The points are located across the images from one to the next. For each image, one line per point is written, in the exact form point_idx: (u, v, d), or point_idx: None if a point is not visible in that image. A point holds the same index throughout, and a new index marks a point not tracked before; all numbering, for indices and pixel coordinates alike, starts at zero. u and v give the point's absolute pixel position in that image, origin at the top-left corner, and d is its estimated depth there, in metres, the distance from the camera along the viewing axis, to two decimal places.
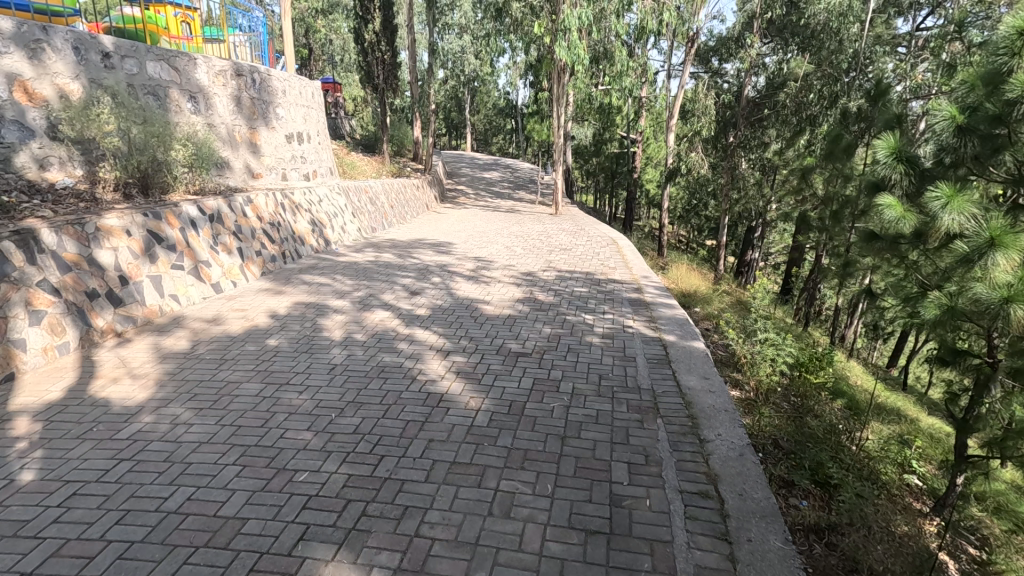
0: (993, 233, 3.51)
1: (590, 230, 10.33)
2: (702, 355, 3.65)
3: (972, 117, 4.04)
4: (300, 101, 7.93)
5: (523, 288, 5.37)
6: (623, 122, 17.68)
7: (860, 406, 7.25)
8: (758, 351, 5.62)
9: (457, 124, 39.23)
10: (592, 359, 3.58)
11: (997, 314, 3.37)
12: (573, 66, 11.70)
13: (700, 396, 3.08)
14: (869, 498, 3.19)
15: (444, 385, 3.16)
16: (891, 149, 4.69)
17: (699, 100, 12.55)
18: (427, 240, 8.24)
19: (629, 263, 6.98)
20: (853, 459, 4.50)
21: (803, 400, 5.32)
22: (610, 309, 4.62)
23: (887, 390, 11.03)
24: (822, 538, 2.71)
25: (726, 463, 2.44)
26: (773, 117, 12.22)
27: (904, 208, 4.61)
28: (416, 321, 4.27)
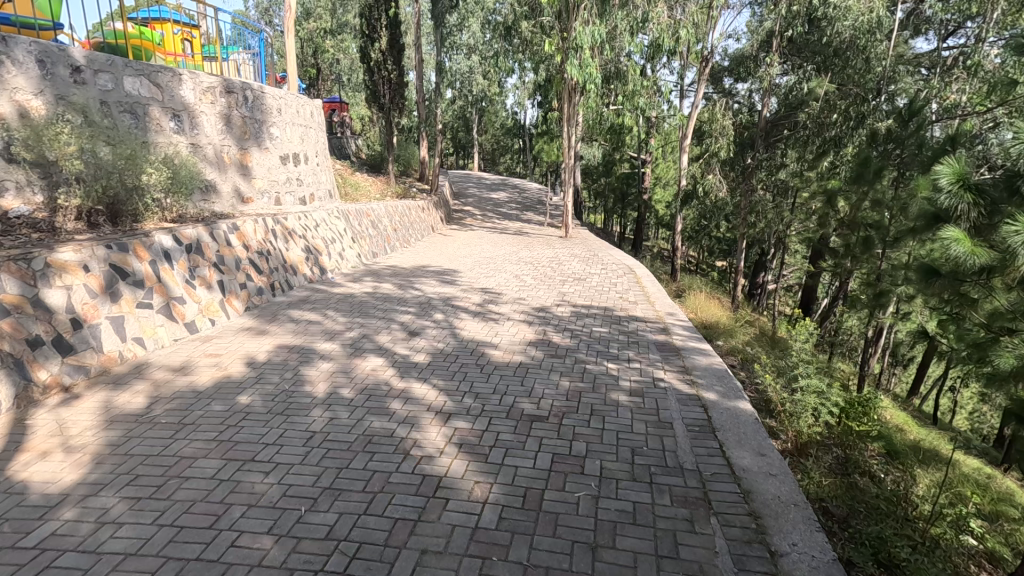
0: None
1: (603, 256, 9.83)
2: (751, 422, 3.17)
3: None
4: (297, 120, 7.51)
5: (535, 328, 4.85)
6: (634, 143, 17.25)
7: (902, 450, 6.43)
8: (798, 400, 4.87)
9: (464, 144, 39.10)
10: (621, 427, 3.06)
11: None
12: (584, 86, 11.27)
13: (758, 484, 2.54)
14: None
15: (442, 464, 2.62)
16: (955, 174, 4.05)
17: (716, 119, 11.99)
18: (431, 268, 7.75)
19: (649, 296, 6.52)
20: (924, 534, 3.74)
21: (851, 453, 4.63)
22: (636, 356, 4.26)
23: (919, 426, 10.25)
24: None
25: None
26: (791, 139, 11.69)
27: (973, 243, 3.95)
28: (413, 371, 3.73)
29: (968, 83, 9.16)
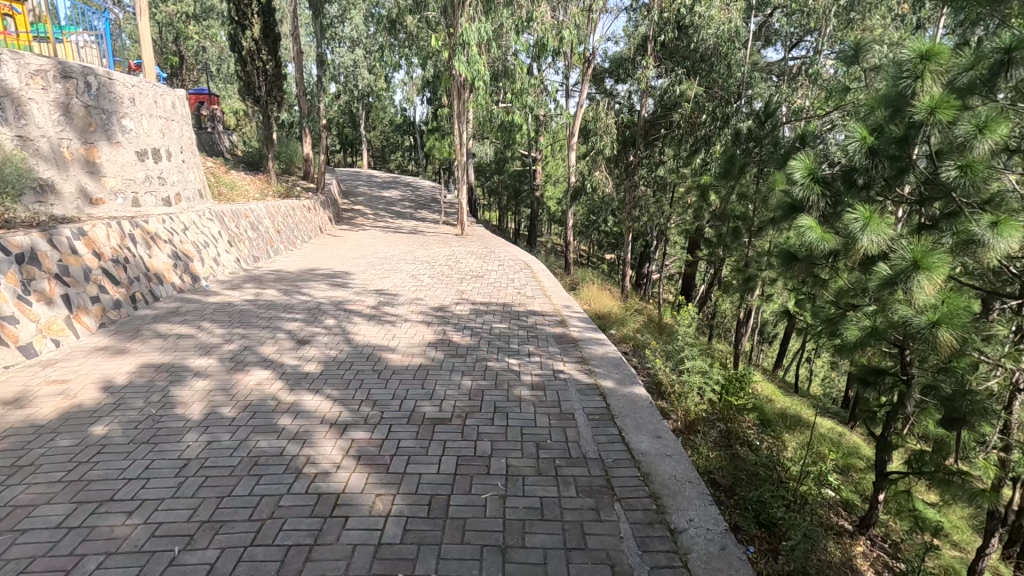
0: (918, 255, 3.47)
1: (499, 253, 9.89)
2: (646, 406, 3.35)
3: (880, 138, 3.97)
4: (156, 111, 6.71)
5: (434, 328, 4.74)
6: (524, 141, 17.56)
7: (772, 418, 7.14)
8: (684, 380, 5.24)
9: (352, 141, 37.57)
10: (525, 421, 3.07)
11: (925, 337, 3.47)
12: (473, 83, 11.22)
13: (655, 465, 2.68)
14: (813, 538, 3.23)
15: (339, 480, 2.44)
16: (807, 168, 4.42)
17: (600, 118, 12.47)
18: (321, 271, 7.32)
19: (545, 290, 6.66)
20: (796, 493, 4.15)
21: (732, 426, 5.03)
22: (536, 349, 4.32)
23: (785, 395, 11.49)
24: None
25: (710, 567, 2.00)
26: (667, 138, 12.47)
27: (823, 230, 4.30)
28: (304, 383, 3.47)
29: (810, 89, 10.31)
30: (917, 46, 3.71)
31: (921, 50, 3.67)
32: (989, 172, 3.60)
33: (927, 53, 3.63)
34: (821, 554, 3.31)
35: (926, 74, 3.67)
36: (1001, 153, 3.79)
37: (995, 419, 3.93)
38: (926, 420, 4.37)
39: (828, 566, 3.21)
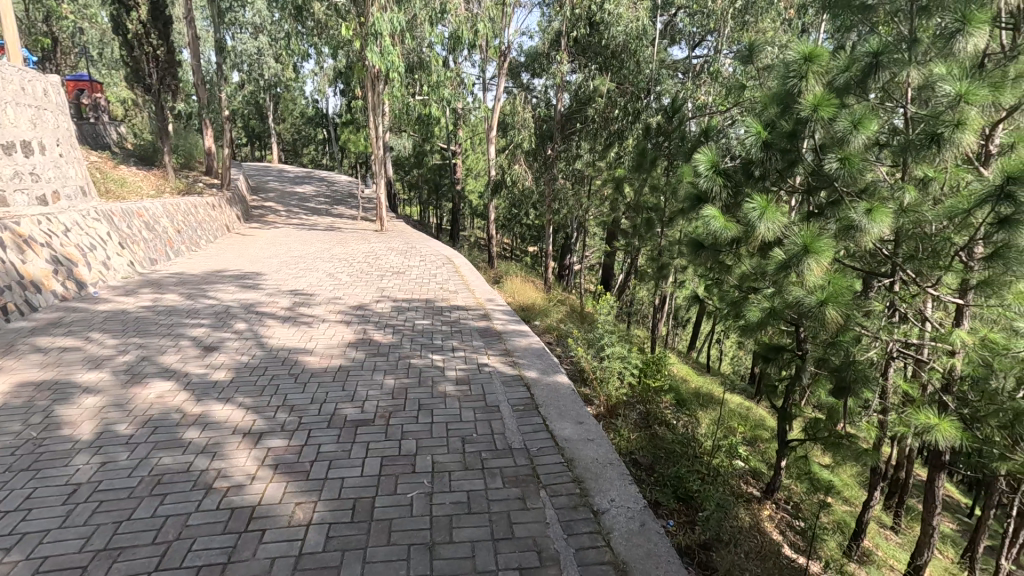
0: (806, 241, 3.78)
1: (421, 248, 9.75)
2: (569, 393, 3.45)
3: (772, 133, 4.24)
4: (24, 99, 5.98)
5: (354, 328, 4.59)
6: (442, 134, 17.35)
7: (687, 397, 7.58)
8: (605, 366, 5.43)
9: (260, 134, 35.49)
10: (450, 417, 3.07)
11: (816, 315, 3.81)
12: (387, 75, 10.91)
13: (579, 450, 2.77)
14: (725, 507, 3.50)
15: (255, 492, 2.32)
16: (709, 161, 4.65)
17: (517, 112, 12.54)
18: (228, 272, 6.88)
19: (469, 284, 6.66)
20: (709, 466, 4.43)
21: (650, 407, 5.29)
22: (460, 344, 4.31)
23: (698, 375, 12.21)
24: (695, 558, 3.08)
25: (632, 544, 2.10)
26: (583, 131, 12.63)
27: (725, 219, 4.52)
28: (212, 392, 3.25)
29: (712, 86, 10.93)
30: (801, 48, 3.95)
31: (805, 53, 3.93)
32: (863, 163, 3.98)
33: (809, 55, 3.90)
34: (733, 521, 3.57)
35: (809, 74, 3.97)
36: (872, 147, 4.20)
37: (874, 385, 4.40)
38: (819, 389, 4.82)
39: (739, 530, 3.47)
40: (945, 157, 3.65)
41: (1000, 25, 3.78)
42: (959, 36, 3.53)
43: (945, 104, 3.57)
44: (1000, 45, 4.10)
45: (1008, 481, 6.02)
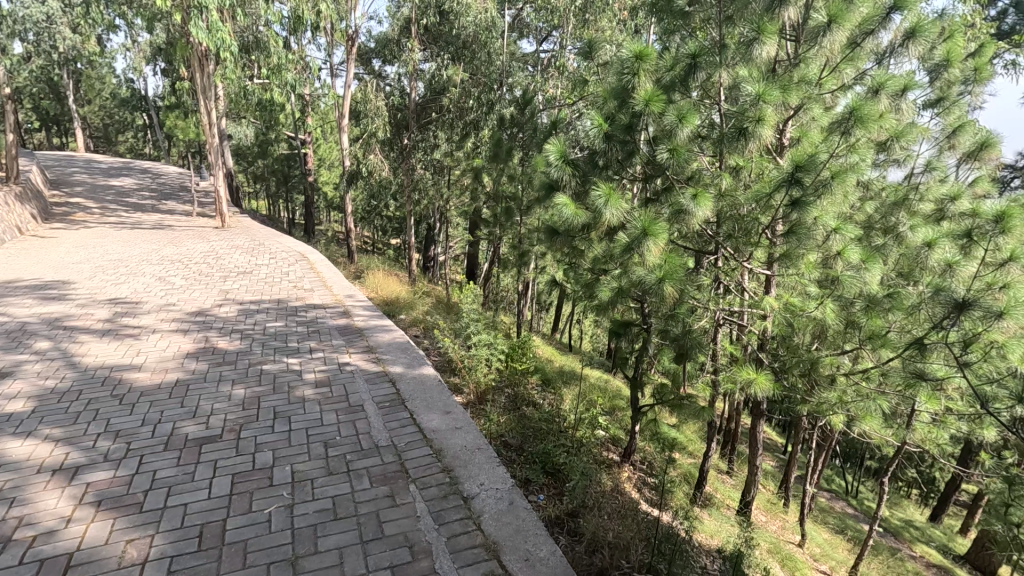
0: (645, 224, 4.14)
1: (271, 245, 9.04)
2: (435, 384, 3.48)
3: (612, 125, 4.56)
4: None
5: (193, 337, 4.12)
6: (288, 121, 16.10)
7: (552, 376, 7.97)
8: (473, 354, 5.50)
9: (58, 118, 30.05)
10: (311, 422, 2.92)
11: (655, 291, 4.22)
12: (219, 54, 9.82)
13: (447, 439, 2.82)
14: (588, 475, 3.82)
15: (72, 536, 1.99)
16: (558, 152, 4.86)
17: (369, 100, 11.99)
18: (23, 283, 5.76)
19: (326, 282, 6.34)
20: (573, 438, 4.72)
21: (517, 390, 5.50)
22: (319, 345, 4.10)
23: (562, 354, 12.91)
24: (565, 528, 3.36)
25: (502, 524, 2.19)
26: (440, 122, 12.34)
27: (575, 207, 4.73)
28: (5, 427, 2.71)
29: (559, 80, 11.43)
30: (633, 47, 4.28)
31: (636, 52, 4.26)
32: (688, 153, 4.47)
33: (640, 55, 4.24)
34: (596, 487, 3.88)
35: (640, 71, 4.32)
36: (695, 139, 4.72)
37: (707, 350, 4.99)
38: (663, 358, 5.34)
39: (601, 495, 3.78)
40: (750, 148, 4.22)
41: (785, 37, 4.45)
42: (756, 43, 4.09)
43: (748, 102, 4.12)
44: (786, 53, 4.84)
45: (809, 420, 7.24)
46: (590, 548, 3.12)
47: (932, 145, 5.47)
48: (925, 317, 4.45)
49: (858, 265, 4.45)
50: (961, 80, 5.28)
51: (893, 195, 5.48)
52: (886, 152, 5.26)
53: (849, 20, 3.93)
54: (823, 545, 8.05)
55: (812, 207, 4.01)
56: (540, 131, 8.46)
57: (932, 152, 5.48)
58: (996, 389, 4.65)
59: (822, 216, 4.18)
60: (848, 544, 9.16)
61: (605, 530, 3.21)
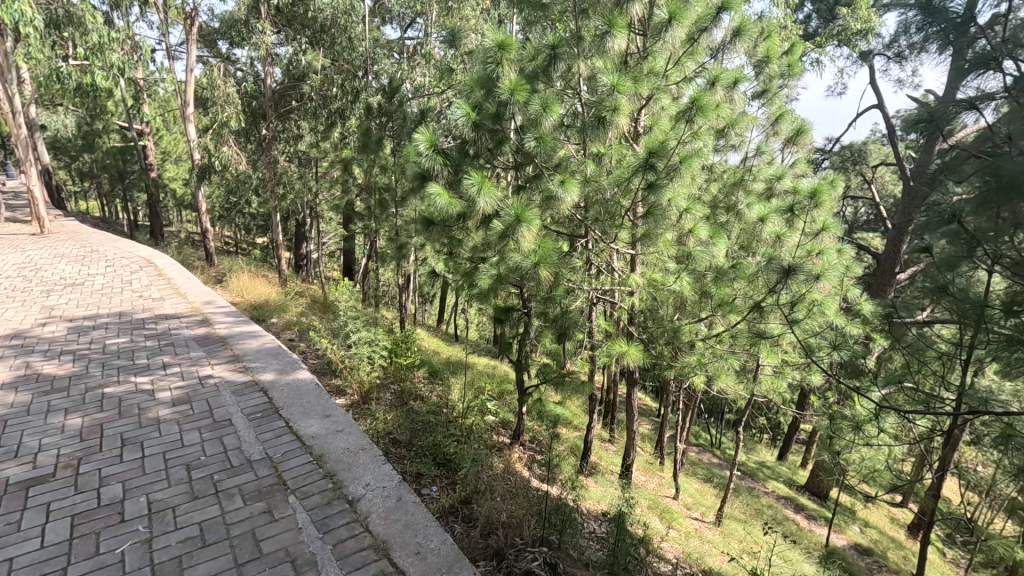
0: (518, 211, 4.24)
1: (107, 251, 7.93)
2: (313, 388, 3.48)
3: (480, 114, 4.58)
4: None
5: (9, 364, 3.51)
6: (119, 109, 14.10)
7: (439, 368, 7.93)
8: (353, 353, 5.29)
9: None
10: (170, 446, 2.75)
11: (532, 275, 4.36)
12: (18, 29, 8.31)
13: (328, 444, 2.86)
14: (479, 461, 3.91)
15: None
16: (428, 140, 4.64)
17: (216, 85, 10.72)
18: None
19: (179, 289, 5.74)
20: (461, 427, 4.75)
21: (403, 385, 5.40)
22: (175, 359, 3.79)
23: (448, 345, 12.89)
24: (458, 515, 3.41)
25: (390, 522, 2.29)
26: (301, 110, 11.33)
27: (449, 196, 4.65)
28: None
29: (426, 68, 11.20)
30: (495, 35, 4.30)
31: (497, 41, 4.30)
32: (553, 142, 4.65)
33: (501, 44, 4.29)
34: (487, 470, 3.98)
35: (503, 60, 4.37)
36: (560, 128, 4.92)
37: (583, 328, 5.27)
38: (544, 339, 5.54)
39: (493, 477, 3.89)
40: (609, 136, 4.49)
41: (633, 31, 4.78)
42: (608, 36, 4.33)
43: (604, 92, 4.36)
44: (636, 46, 5.19)
45: (676, 383, 7.98)
46: (484, 531, 3.22)
47: (761, 132, 6.22)
48: (761, 284, 5.10)
49: (707, 241, 4.95)
50: (779, 74, 6.05)
51: (732, 176, 6.16)
52: (724, 138, 5.89)
53: (686, 18, 4.31)
54: (694, 494, 8.95)
55: (665, 189, 4.38)
56: (409, 120, 8.22)
57: (761, 138, 6.23)
58: (818, 340, 5.48)
59: (674, 198, 4.60)
60: (715, 489, 10.28)
61: (497, 511, 3.31)
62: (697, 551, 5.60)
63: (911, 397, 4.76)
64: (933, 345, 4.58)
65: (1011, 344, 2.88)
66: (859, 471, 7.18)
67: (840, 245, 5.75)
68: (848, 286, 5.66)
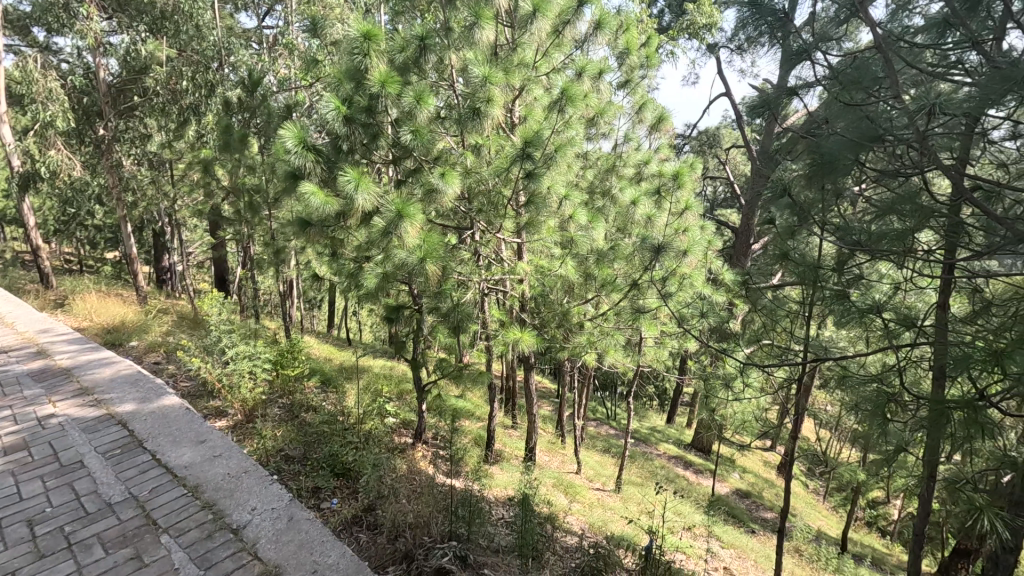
0: (399, 207, 4.13)
1: None
2: (182, 414, 3.51)
3: (350, 108, 4.38)
4: None
5: None
6: None
7: (331, 375, 7.57)
8: (232, 370, 4.87)
9: None
10: (15, 501, 2.65)
11: (419, 271, 4.27)
12: None
13: (205, 472, 2.93)
14: (382, 465, 3.79)
15: None
16: (296, 136, 4.30)
17: (34, 79, 9.19)
18: None
19: (7, 320, 5.00)
20: (359, 433, 4.57)
21: (292, 399, 5.09)
22: (8, 399, 3.58)
23: (340, 350, 12.34)
24: (363, 524, 3.29)
25: (284, 543, 2.41)
26: (147, 106, 10.16)
27: (324, 194, 4.39)
28: None
29: (290, 59, 10.44)
30: (360, 26, 4.08)
31: (364, 32, 4.08)
32: (430, 134, 4.58)
33: (368, 35, 4.08)
34: (391, 473, 3.89)
35: (371, 52, 4.15)
36: (436, 121, 4.87)
37: (476, 319, 5.29)
38: (438, 334, 5.49)
39: (397, 480, 3.81)
40: (485, 127, 4.51)
41: (501, 23, 4.83)
42: (476, 27, 4.33)
43: (477, 84, 4.38)
44: (505, 38, 5.26)
45: (570, 364, 8.30)
46: (392, 537, 3.13)
47: (627, 120, 6.62)
48: (638, 262, 5.45)
49: (586, 225, 5.18)
50: (639, 65, 6.45)
51: (605, 162, 6.49)
52: (595, 126, 6.18)
53: (549, 11, 4.43)
54: (594, 466, 9.44)
55: (543, 177, 4.52)
56: (275, 115, 7.63)
57: (628, 126, 6.62)
58: (690, 310, 5.97)
59: (553, 186, 4.75)
60: (614, 459, 10.90)
61: (404, 513, 3.24)
62: (600, 520, 5.92)
63: (770, 353, 5.38)
64: (782, 305, 5.20)
65: (838, 297, 3.34)
66: (733, 424, 7.98)
67: (703, 222, 6.29)
68: (712, 259, 6.22)
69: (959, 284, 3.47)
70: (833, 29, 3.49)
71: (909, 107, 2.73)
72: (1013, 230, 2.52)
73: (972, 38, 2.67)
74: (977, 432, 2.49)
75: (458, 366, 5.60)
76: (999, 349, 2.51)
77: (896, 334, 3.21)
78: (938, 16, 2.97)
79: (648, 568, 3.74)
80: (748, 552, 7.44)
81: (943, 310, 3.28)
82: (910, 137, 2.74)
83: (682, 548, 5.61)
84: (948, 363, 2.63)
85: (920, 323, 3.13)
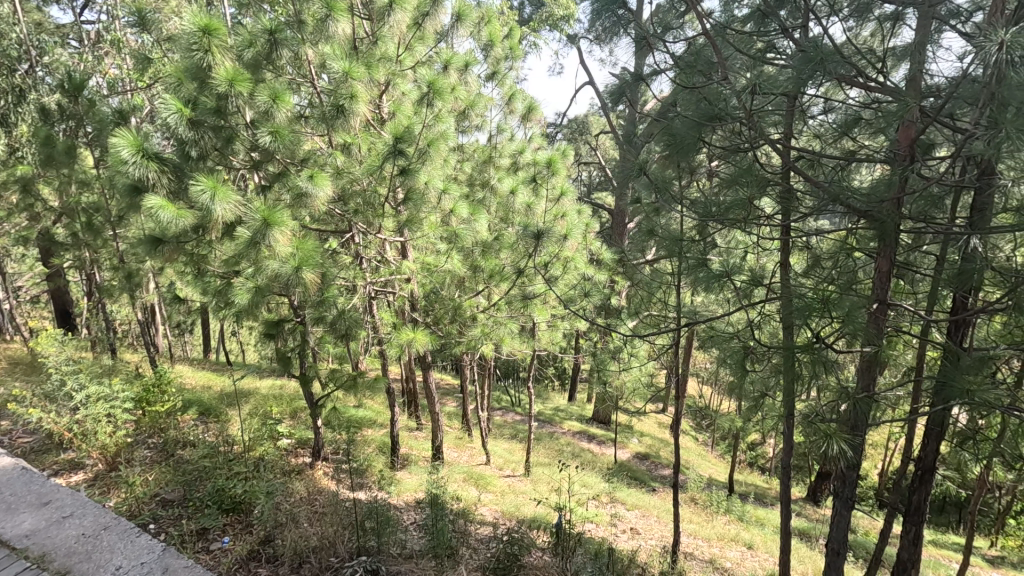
0: (264, 214, 3.79)
1: None
2: (20, 476, 3.24)
3: (196, 110, 3.93)
4: None
5: None
6: None
7: (209, 404, 6.89)
8: (83, 416, 4.24)
9: None
10: None
11: (294, 281, 3.97)
12: None
13: (56, 534, 2.73)
14: (275, 492, 3.53)
15: None
16: (132, 144, 3.75)
17: None
18: None
19: None
20: (246, 462, 4.21)
21: (163, 438, 4.56)
22: None
23: (220, 375, 11.32)
24: (261, 558, 3.05)
25: None
26: None
27: (176, 207, 3.90)
28: None
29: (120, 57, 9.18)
30: (197, 19, 3.72)
31: (202, 26, 3.72)
32: (292, 136, 4.29)
33: (207, 29, 3.73)
34: (286, 498, 3.65)
35: (213, 48, 3.81)
36: (297, 121, 4.57)
37: (365, 324, 5.06)
38: (326, 345, 5.18)
39: (295, 504, 3.59)
40: (352, 125, 4.31)
41: (358, 15, 4.63)
42: (330, 20, 4.12)
43: (338, 80, 4.16)
44: (364, 31, 5.04)
45: (469, 358, 8.28)
46: (294, 565, 2.95)
47: (499, 111, 6.70)
48: (522, 249, 5.55)
49: (468, 218, 5.15)
50: (504, 57, 6.52)
51: (481, 154, 6.51)
52: (467, 119, 6.17)
53: (406, 3, 4.31)
54: (503, 454, 9.56)
55: (417, 173, 4.42)
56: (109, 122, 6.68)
57: (500, 117, 6.71)
58: (575, 291, 6.22)
59: (430, 180, 4.66)
60: (522, 445, 11.10)
61: (306, 538, 3.09)
62: (513, 505, 6.02)
63: (651, 322, 5.75)
64: (658, 278, 5.57)
65: (700, 265, 3.64)
66: (627, 394, 8.45)
67: (580, 206, 6.53)
68: (591, 240, 6.49)
69: (796, 243, 3.92)
70: (673, 18, 3.79)
71: (737, 88, 3.04)
72: (828, 193, 2.92)
73: (784, 25, 3.05)
74: (820, 370, 2.85)
75: (350, 375, 5.34)
76: (830, 298, 2.90)
77: (750, 293, 3.57)
78: (758, 6, 3.33)
79: (561, 544, 3.86)
80: (651, 510, 7.97)
81: (785, 267, 3.71)
82: (741, 115, 3.06)
83: (591, 518, 5.90)
84: (792, 315, 2.98)
85: (768, 281, 3.50)
